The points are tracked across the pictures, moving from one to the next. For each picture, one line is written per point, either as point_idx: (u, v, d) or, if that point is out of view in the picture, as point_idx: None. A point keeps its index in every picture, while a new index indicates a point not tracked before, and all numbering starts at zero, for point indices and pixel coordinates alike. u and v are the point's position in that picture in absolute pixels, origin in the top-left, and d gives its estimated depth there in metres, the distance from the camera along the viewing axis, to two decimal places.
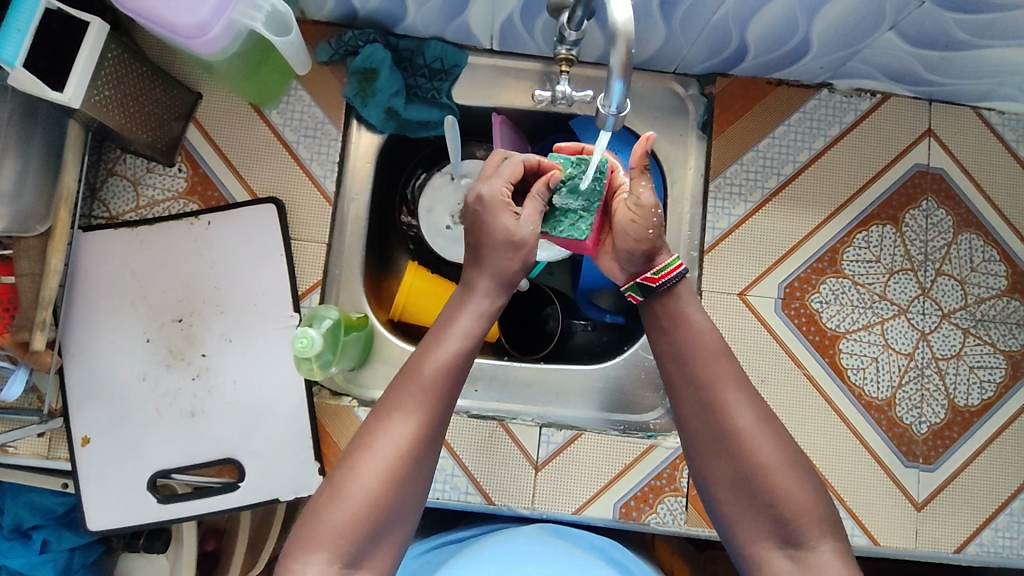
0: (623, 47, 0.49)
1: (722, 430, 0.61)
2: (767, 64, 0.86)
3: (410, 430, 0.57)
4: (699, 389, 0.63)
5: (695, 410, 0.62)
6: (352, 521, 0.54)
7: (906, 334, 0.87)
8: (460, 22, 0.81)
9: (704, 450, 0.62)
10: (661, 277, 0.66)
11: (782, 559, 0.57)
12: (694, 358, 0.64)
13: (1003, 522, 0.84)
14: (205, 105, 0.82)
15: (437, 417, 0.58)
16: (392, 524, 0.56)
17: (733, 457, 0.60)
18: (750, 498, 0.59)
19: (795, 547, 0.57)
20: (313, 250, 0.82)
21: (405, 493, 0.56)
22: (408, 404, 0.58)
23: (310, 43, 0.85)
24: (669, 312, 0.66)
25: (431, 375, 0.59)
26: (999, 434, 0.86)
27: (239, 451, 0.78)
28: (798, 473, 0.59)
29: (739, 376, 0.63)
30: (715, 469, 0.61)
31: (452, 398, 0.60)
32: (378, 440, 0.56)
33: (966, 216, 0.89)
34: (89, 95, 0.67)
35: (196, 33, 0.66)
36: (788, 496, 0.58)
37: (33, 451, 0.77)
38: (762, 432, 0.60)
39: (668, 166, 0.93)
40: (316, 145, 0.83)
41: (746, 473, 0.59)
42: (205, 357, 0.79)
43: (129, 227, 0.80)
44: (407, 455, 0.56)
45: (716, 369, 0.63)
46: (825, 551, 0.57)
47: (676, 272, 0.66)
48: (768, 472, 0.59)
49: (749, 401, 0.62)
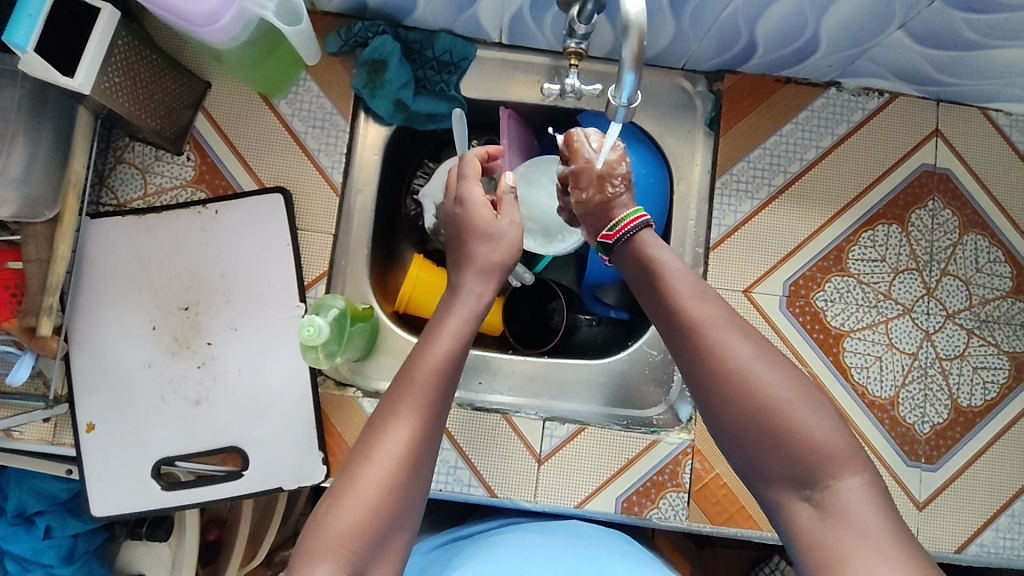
0: (636, 40, 0.50)
1: (717, 372, 0.57)
2: (775, 61, 0.86)
3: (416, 424, 0.57)
4: (688, 336, 0.60)
5: (687, 357, 0.60)
6: (367, 515, 0.53)
7: (910, 333, 0.87)
8: (470, 15, 0.81)
9: (703, 399, 0.58)
10: (616, 232, 0.69)
11: (804, 507, 0.53)
12: (680, 304, 0.62)
13: (1005, 523, 0.84)
14: (213, 94, 0.82)
15: (439, 410, 0.59)
16: (404, 516, 0.55)
17: (729, 396, 0.56)
18: (757, 444, 0.55)
19: (812, 488, 0.53)
20: (320, 241, 0.82)
21: (414, 486, 0.56)
22: (411, 399, 0.57)
23: (319, 34, 0.85)
24: (642, 260, 0.67)
25: (432, 370, 0.59)
26: (1002, 434, 0.86)
27: (243, 440, 0.79)
28: (804, 404, 0.55)
29: (725, 315, 0.60)
30: (718, 417, 0.57)
31: (451, 390, 0.60)
32: (385, 436, 0.56)
33: (972, 217, 0.89)
34: (99, 82, 0.68)
35: (206, 21, 0.66)
36: (795, 432, 0.54)
37: (38, 436, 0.77)
38: (757, 363, 0.57)
39: (674, 162, 0.93)
40: (324, 135, 0.83)
41: (745, 415, 0.55)
42: (210, 345, 0.79)
43: (137, 214, 0.80)
44: (411, 452, 0.56)
45: (701, 309, 0.60)
46: (849, 487, 0.52)
47: (633, 225, 0.69)
48: (769, 409, 0.55)
49: (740, 335, 0.58)
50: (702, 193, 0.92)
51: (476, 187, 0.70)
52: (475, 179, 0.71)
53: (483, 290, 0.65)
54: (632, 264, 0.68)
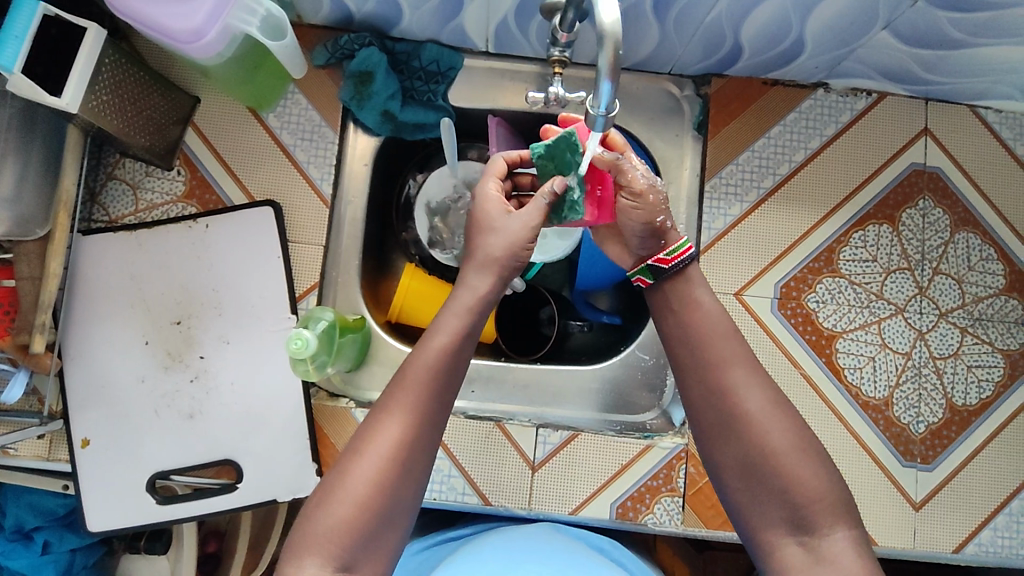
0: (611, 49, 0.50)
1: (730, 414, 0.59)
2: (762, 64, 0.86)
3: (408, 421, 0.57)
4: (707, 373, 0.61)
5: (702, 392, 0.61)
6: (352, 515, 0.54)
7: (903, 333, 0.86)
8: (456, 25, 0.82)
9: (711, 434, 0.60)
10: (673, 258, 0.65)
11: (795, 549, 0.56)
12: (703, 341, 0.62)
13: (1003, 522, 0.84)
14: (202, 109, 0.83)
15: (435, 406, 0.59)
16: (395, 514, 0.56)
17: (740, 439, 0.59)
18: (760, 483, 0.57)
19: (805, 533, 0.56)
20: (310, 252, 0.83)
21: (404, 484, 0.56)
22: (405, 395, 0.58)
23: (307, 47, 0.85)
24: (677, 294, 0.65)
25: (427, 367, 0.59)
26: (997, 432, 0.86)
27: (237, 452, 0.79)
28: (810, 457, 0.58)
29: (748, 357, 0.61)
30: (717, 438, 0.60)
31: (450, 385, 0.60)
32: (377, 432, 0.57)
33: (963, 215, 0.89)
34: (87, 100, 0.68)
35: (191, 38, 0.66)
36: (799, 482, 0.57)
37: (33, 452, 0.78)
38: (774, 413, 0.59)
39: (664, 166, 0.93)
40: (313, 148, 0.84)
41: (754, 457, 0.58)
42: (203, 359, 0.79)
43: (128, 230, 0.80)
44: (402, 451, 0.56)
45: (725, 350, 0.62)
46: (839, 539, 0.55)
47: (687, 254, 0.66)
48: (778, 456, 0.57)
49: (761, 384, 0.60)
50: (691, 197, 0.92)
51: (492, 184, 0.69)
52: (496, 179, 0.70)
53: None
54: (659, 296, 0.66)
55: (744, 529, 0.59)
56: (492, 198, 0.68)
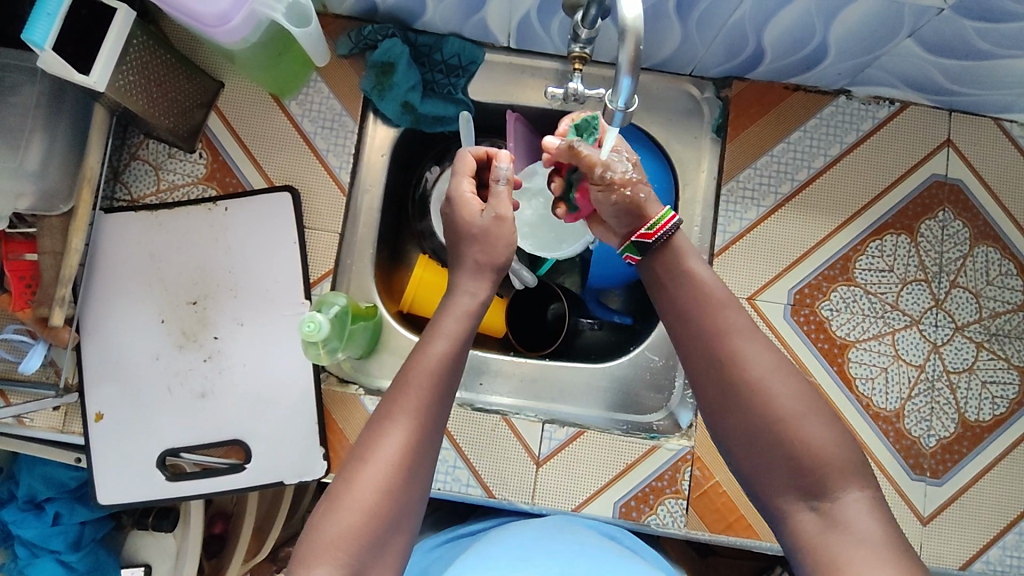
0: (632, 45, 0.50)
1: (737, 391, 0.58)
2: (784, 68, 0.86)
3: (412, 426, 0.57)
4: (706, 344, 0.61)
5: (706, 364, 0.60)
6: (359, 522, 0.53)
7: (917, 345, 0.86)
8: (479, 19, 0.82)
9: (719, 410, 0.59)
10: (655, 232, 0.66)
11: (807, 514, 0.54)
12: (702, 314, 0.62)
13: (1012, 541, 0.83)
14: (226, 94, 0.84)
15: (436, 412, 0.59)
16: (401, 519, 0.56)
17: (746, 411, 0.57)
18: (769, 457, 0.56)
19: (819, 499, 0.54)
20: (326, 239, 0.83)
21: (410, 488, 0.56)
22: (408, 402, 0.58)
23: (331, 36, 0.86)
24: (667, 264, 0.66)
25: (428, 373, 0.59)
26: (1009, 451, 0.84)
27: (247, 433, 0.80)
28: (817, 418, 0.56)
29: (743, 325, 0.61)
30: (729, 437, 0.59)
31: (449, 390, 0.61)
32: (382, 439, 0.57)
33: (984, 228, 0.88)
34: (115, 79, 0.70)
35: (217, 22, 0.68)
36: (807, 443, 0.55)
37: (48, 424, 0.80)
38: (776, 377, 0.58)
39: (680, 168, 0.93)
40: (332, 136, 0.85)
41: (762, 427, 0.56)
42: (216, 340, 0.80)
43: (149, 210, 0.82)
44: (407, 457, 0.56)
45: (720, 320, 0.61)
46: (853, 499, 0.53)
47: (671, 224, 0.66)
48: (786, 421, 0.56)
49: (761, 348, 0.59)
50: (707, 199, 0.92)
51: (466, 184, 0.70)
52: (469, 177, 0.71)
53: (483, 291, 0.66)
54: (656, 268, 0.67)
55: (757, 495, 0.58)
56: (467, 200, 0.69)
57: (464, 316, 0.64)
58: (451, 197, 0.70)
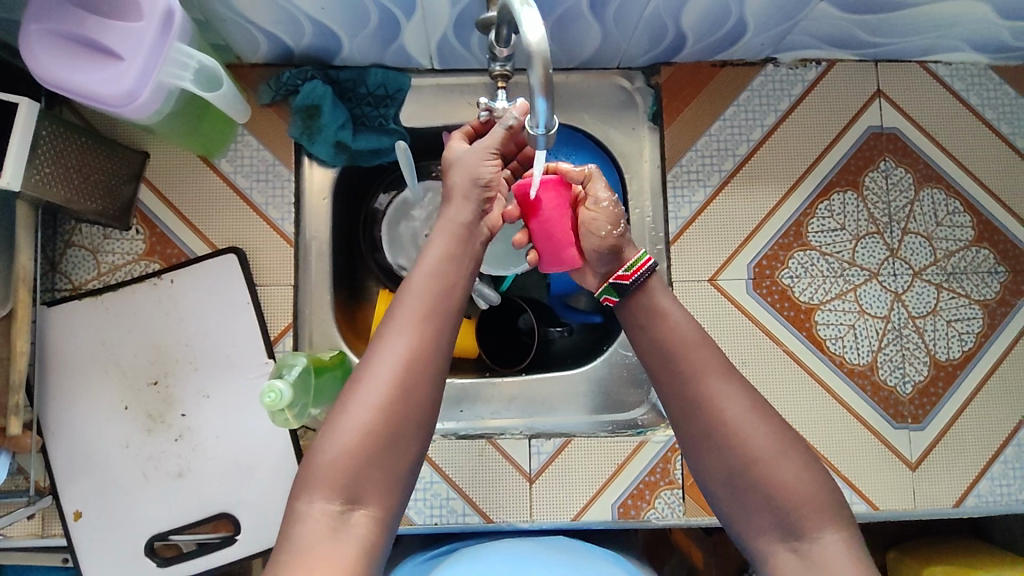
0: (541, 66, 0.49)
1: (712, 427, 0.58)
2: (709, 47, 0.86)
3: (408, 342, 0.55)
4: (683, 384, 0.60)
5: (682, 405, 0.60)
6: (355, 443, 0.52)
7: (879, 297, 0.87)
8: (398, 46, 0.81)
9: (698, 448, 0.59)
10: (633, 273, 0.64)
11: (787, 553, 0.55)
12: (673, 355, 0.61)
13: (999, 471, 0.85)
14: (153, 164, 0.82)
15: (437, 326, 0.57)
16: (403, 440, 0.54)
17: (723, 451, 0.58)
18: (749, 493, 0.57)
19: (798, 538, 0.55)
20: (281, 294, 0.82)
21: (411, 407, 0.54)
22: (410, 313, 0.57)
23: (250, 87, 0.84)
24: (643, 307, 0.64)
25: (423, 291, 0.58)
26: (983, 383, 0.86)
27: (233, 504, 0.79)
28: (798, 461, 0.57)
29: (720, 363, 0.60)
30: (711, 464, 0.58)
31: (451, 306, 0.59)
32: (378, 356, 0.55)
33: (926, 171, 0.89)
34: (29, 175, 0.67)
35: (123, 101, 0.65)
36: (781, 486, 0.56)
37: (26, 532, 0.77)
38: (754, 420, 0.58)
39: (624, 161, 0.93)
40: (269, 189, 0.83)
41: (741, 471, 0.57)
42: (185, 416, 0.78)
43: (94, 296, 0.79)
44: (404, 372, 0.54)
45: (696, 359, 0.60)
46: (830, 541, 0.54)
47: (646, 265, 0.65)
48: (761, 462, 0.56)
49: (737, 387, 0.59)
50: (655, 188, 0.92)
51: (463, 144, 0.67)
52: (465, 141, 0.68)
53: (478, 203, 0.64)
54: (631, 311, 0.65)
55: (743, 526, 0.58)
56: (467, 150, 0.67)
57: (452, 242, 0.62)
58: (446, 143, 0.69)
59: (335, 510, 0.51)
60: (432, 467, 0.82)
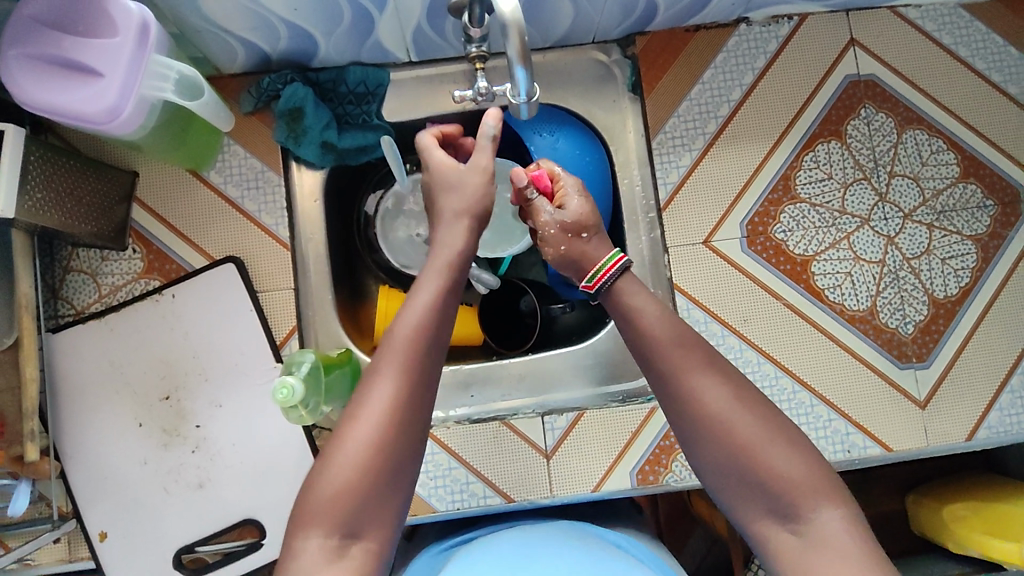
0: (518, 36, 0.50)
1: (696, 417, 0.58)
2: (680, 13, 0.87)
3: (398, 381, 0.55)
4: (667, 382, 0.60)
5: (668, 402, 0.60)
6: (348, 481, 0.52)
7: (873, 242, 0.88)
8: (373, 41, 0.81)
9: (689, 440, 0.59)
10: (597, 282, 0.67)
11: (786, 535, 0.55)
12: (657, 352, 0.61)
13: (1007, 401, 0.85)
14: (142, 182, 0.82)
15: (427, 364, 0.57)
16: (397, 476, 0.54)
17: (712, 442, 0.58)
18: (741, 478, 0.57)
19: (794, 521, 0.55)
20: (282, 298, 0.82)
21: (404, 445, 0.54)
22: (399, 351, 0.57)
23: (231, 97, 0.85)
24: (618, 308, 0.65)
25: (412, 324, 0.58)
26: (983, 316, 0.87)
27: (255, 510, 0.79)
28: (785, 444, 0.57)
29: (702, 356, 0.60)
30: (702, 453, 0.59)
31: (440, 344, 0.59)
32: (370, 394, 0.55)
33: (907, 114, 0.90)
34: (22, 202, 0.67)
35: (107, 118, 0.65)
36: (774, 471, 0.56)
37: (55, 557, 0.78)
38: (739, 409, 0.58)
39: (608, 134, 0.94)
40: (260, 195, 0.83)
41: (730, 458, 0.57)
42: (199, 428, 0.79)
43: (98, 317, 0.80)
44: (395, 408, 0.54)
45: (678, 355, 0.60)
46: (828, 520, 0.54)
47: (615, 268, 0.67)
48: (750, 448, 0.56)
49: (720, 378, 0.59)
50: (641, 157, 0.93)
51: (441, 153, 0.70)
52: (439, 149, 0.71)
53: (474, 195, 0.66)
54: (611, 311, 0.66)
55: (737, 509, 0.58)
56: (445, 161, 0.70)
57: (437, 276, 0.62)
58: (420, 147, 0.72)
59: (333, 544, 0.51)
60: (449, 454, 0.82)
